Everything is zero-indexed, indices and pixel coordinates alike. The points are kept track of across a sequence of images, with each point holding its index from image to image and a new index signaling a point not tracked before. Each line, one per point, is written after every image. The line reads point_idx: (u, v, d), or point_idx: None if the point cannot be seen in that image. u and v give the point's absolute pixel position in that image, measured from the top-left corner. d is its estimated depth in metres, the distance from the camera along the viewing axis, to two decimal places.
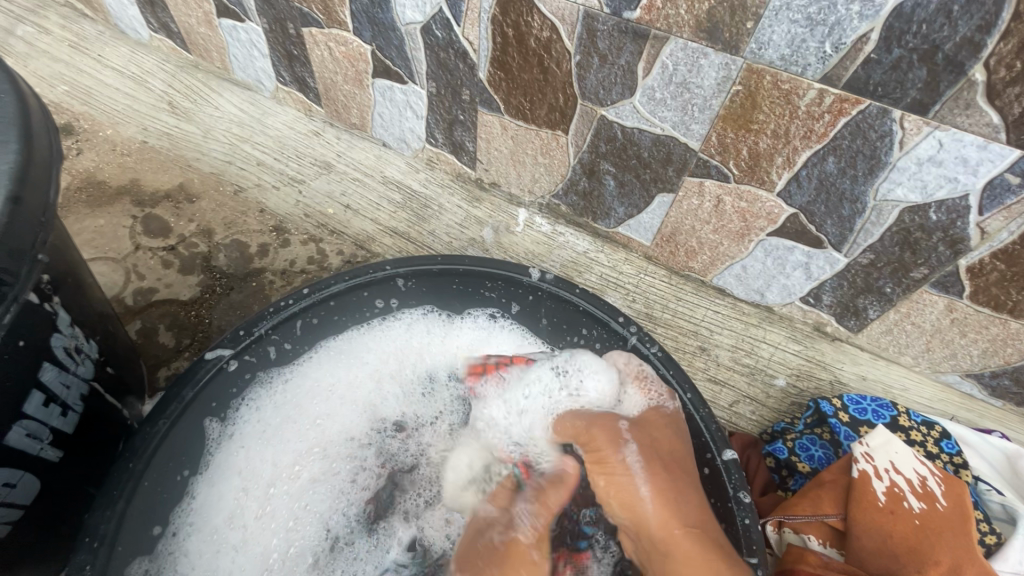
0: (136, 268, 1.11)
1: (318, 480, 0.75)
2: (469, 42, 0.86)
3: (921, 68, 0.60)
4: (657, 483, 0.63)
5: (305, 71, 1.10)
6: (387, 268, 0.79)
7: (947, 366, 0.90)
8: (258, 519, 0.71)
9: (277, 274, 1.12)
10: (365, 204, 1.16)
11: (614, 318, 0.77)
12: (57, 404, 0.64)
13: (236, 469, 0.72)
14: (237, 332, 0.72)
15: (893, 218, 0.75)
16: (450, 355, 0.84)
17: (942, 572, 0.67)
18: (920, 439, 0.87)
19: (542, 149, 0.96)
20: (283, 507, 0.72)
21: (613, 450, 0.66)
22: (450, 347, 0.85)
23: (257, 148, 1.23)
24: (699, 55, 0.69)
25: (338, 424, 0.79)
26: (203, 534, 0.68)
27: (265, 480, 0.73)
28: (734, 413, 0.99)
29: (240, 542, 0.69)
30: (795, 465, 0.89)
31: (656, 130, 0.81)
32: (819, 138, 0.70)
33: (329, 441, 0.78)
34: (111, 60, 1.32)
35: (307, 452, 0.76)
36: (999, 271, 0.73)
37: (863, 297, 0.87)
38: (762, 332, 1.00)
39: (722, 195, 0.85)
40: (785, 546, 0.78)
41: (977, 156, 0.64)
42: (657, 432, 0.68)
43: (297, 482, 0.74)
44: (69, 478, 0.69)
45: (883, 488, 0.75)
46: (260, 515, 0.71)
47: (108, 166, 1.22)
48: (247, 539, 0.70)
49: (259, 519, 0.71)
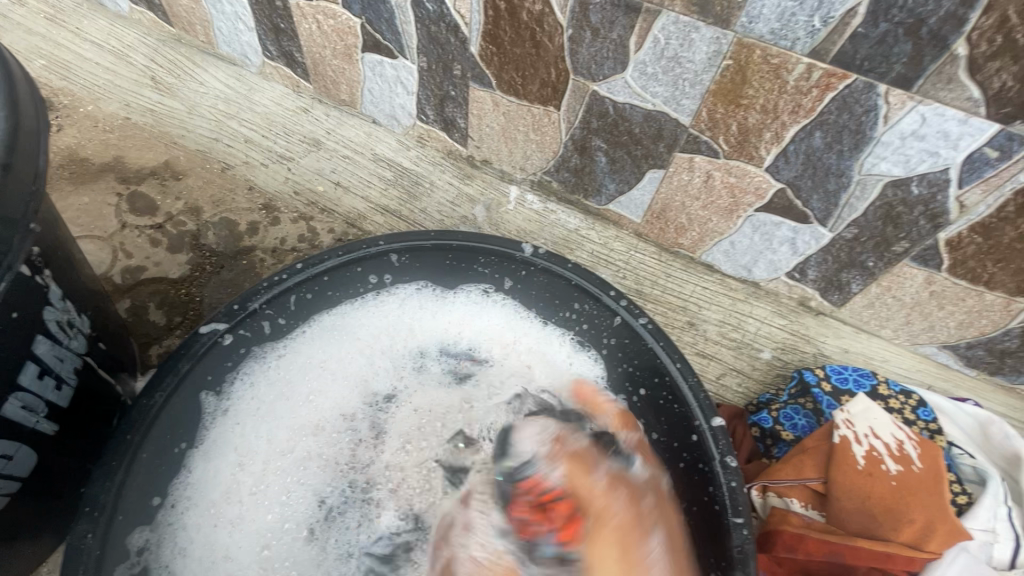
0: (123, 246, 1.09)
1: (310, 457, 0.75)
2: (461, 15, 0.85)
3: (907, 42, 0.61)
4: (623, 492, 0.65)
5: (292, 45, 1.08)
6: (380, 244, 0.79)
7: (925, 338, 0.93)
8: (252, 496, 0.71)
9: (267, 252, 1.13)
10: (356, 181, 1.17)
11: (605, 292, 0.78)
12: (51, 377, 0.64)
13: (234, 443, 0.73)
14: (231, 307, 0.72)
15: (877, 192, 0.77)
16: (438, 329, 0.86)
17: (915, 530, 0.72)
18: (898, 407, 0.91)
19: (534, 125, 0.96)
20: (276, 488, 0.72)
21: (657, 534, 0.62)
22: (444, 321, 0.86)
23: (243, 125, 1.20)
24: (691, 29, 0.70)
25: (330, 401, 0.79)
26: (201, 508, 0.69)
27: (260, 457, 0.74)
28: (721, 386, 1.06)
29: (236, 518, 0.70)
30: (779, 433, 0.94)
31: (648, 105, 0.82)
32: (807, 113, 0.72)
33: (323, 418, 0.78)
34: (90, 33, 1.23)
35: (301, 428, 0.76)
36: (976, 244, 0.76)
37: (846, 271, 0.90)
38: (748, 307, 1.02)
39: (711, 170, 0.86)
40: (769, 509, 0.80)
41: (958, 130, 0.65)
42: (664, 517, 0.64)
43: (290, 458, 0.74)
44: (64, 453, 0.69)
45: (862, 452, 0.78)
46: (255, 492, 0.71)
47: (91, 143, 1.21)
48: (240, 518, 0.70)
49: (254, 496, 0.71)
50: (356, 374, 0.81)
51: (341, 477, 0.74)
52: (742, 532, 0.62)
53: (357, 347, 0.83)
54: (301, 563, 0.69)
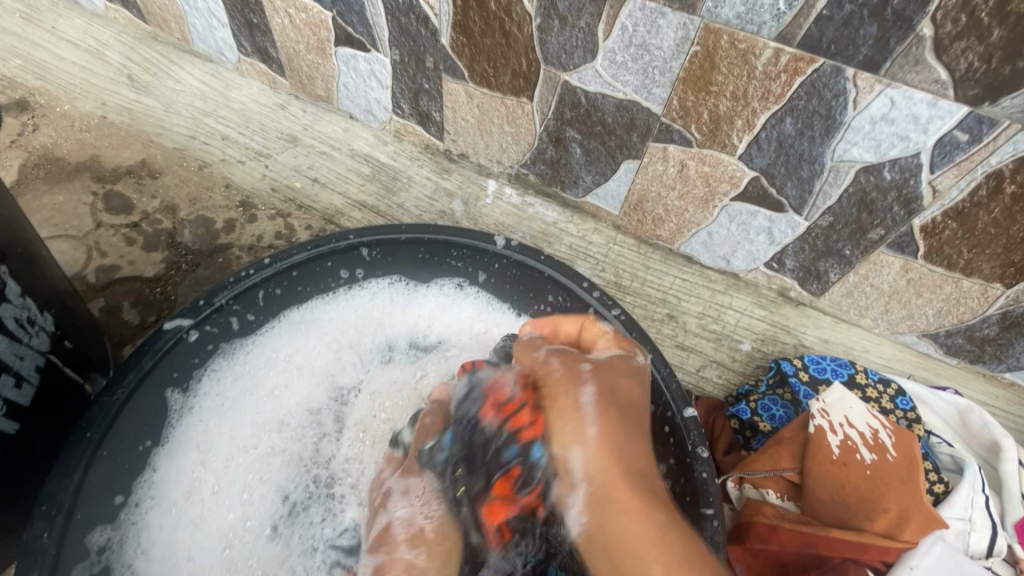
0: (98, 245, 1.08)
1: (273, 453, 0.74)
2: (430, 6, 0.84)
3: (872, 24, 0.60)
4: (607, 426, 0.55)
5: (266, 41, 1.07)
6: (350, 238, 0.78)
7: (904, 327, 0.93)
8: (213, 492, 0.71)
9: (244, 249, 1.11)
10: (333, 177, 1.15)
11: (578, 284, 0.77)
12: (9, 375, 0.63)
13: (196, 438, 0.72)
14: (197, 302, 0.71)
15: (850, 179, 0.76)
16: (406, 323, 0.85)
17: (891, 518, 0.71)
18: (875, 396, 0.90)
19: (508, 117, 0.95)
20: (239, 485, 0.72)
21: (571, 432, 0.55)
22: (414, 316, 0.85)
23: (220, 122, 1.20)
24: (657, 14, 0.69)
25: (295, 396, 0.78)
26: (163, 508, 0.68)
27: (223, 454, 0.73)
28: (701, 378, 1.00)
29: (197, 516, 0.69)
30: (757, 424, 0.92)
31: (619, 95, 0.81)
32: (776, 99, 0.71)
33: (287, 414, 0.77)
34: (66, 32, 1.26)
35: (265, 424, 0.76)
36: (952, 230, 0.75)
37: (823, 260, 0.89)
38: (728, 299, 1.01)
39: (685, 159, 0.85)
40: (744, 500, 0.79)
41: (927, 114, 0.64)
42: (617, 408, 0.56)
43: (253, 454, 0.74)
44: (26, 452, 0.68)
45: (837, 442, 0.77)
46: (218, 489, 0.71)
47: (67, 142, 1.19)
48: (202, 516, 0.69)
49: (216, 494, 0.71)
50: (322, 368, 0.81)
51: (306, 473, 0.74)
52: (712, 524, 0.62)
53: (325, 341, 0.82)
54: (264, 561, 0.68)
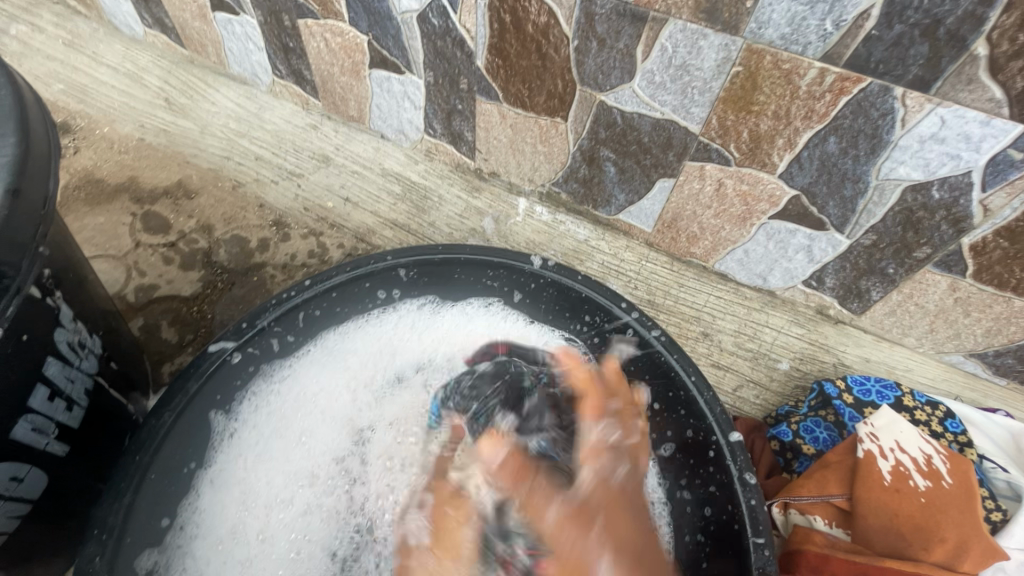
0: (137, 264, 1.11)
1: (313, 503, 0.73)
2: (466, 29, 0.85)
3: (923, 43, 0.59)
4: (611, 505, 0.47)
5: (301, 63, 1.09)
6: (388, 259, 0.78)
7: (950, 346, 0.90)
8: (259, 542, 0.70)
9: (278, 267, 1.13)
10: (365, 196, 1.17)
11: (615, 304, 0.76)
12: (62, 399, 0.64)
13: (236, 479, 0.72)
14: (240, 324, 0.72)
15: (896, 198, 0.74)
16: (416, 351, 0.84)
17: (947, 548, 0.69)
18: (924, 419, 0.88)
19: (541, 137, 0.96)
20: (282, 530, 0.71)
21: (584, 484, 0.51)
22: (426, 343, 0.84)
23: (254, 143, 1.22)
24: (698, 36, 0.69)
25: (321, 443, 0.76)
26: (209, 542, 0.68)
27: (263, 497, 0.72)
28: (738, 398, 1.01)
29: (245, 560, 0.68)
30: (800, 447, 0.90)
31: (656, 114, 0.81)
32: (820, 118, 0.70)
33: (317, 459, 0.75)
34: (106, 58, 1.29)
35: (297, 475, 0.74)
36: (1003, 249, 0.73)
37: (865, 278, 0.87)
38: (764, 317, 1.00)
39: (723, 178, 0.84)
40: (791, 527, 0.78)
41: (980, 132, 0.63)
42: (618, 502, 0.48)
43: (292, 508, 0.72)
44: (74, 474, 0.69)
45: (888, 468, 0.75)
46: (264, 537, 0.70)
47: (107, 164, 1.22)
48: (252, 564, 0.68)
49: (261, 542, 0.70)
50: (344, 409, 0.79)
51: (341, 520, 0.72)
52: (762, 552, 0.60)
53: (339, 378, 0.80)
54: None
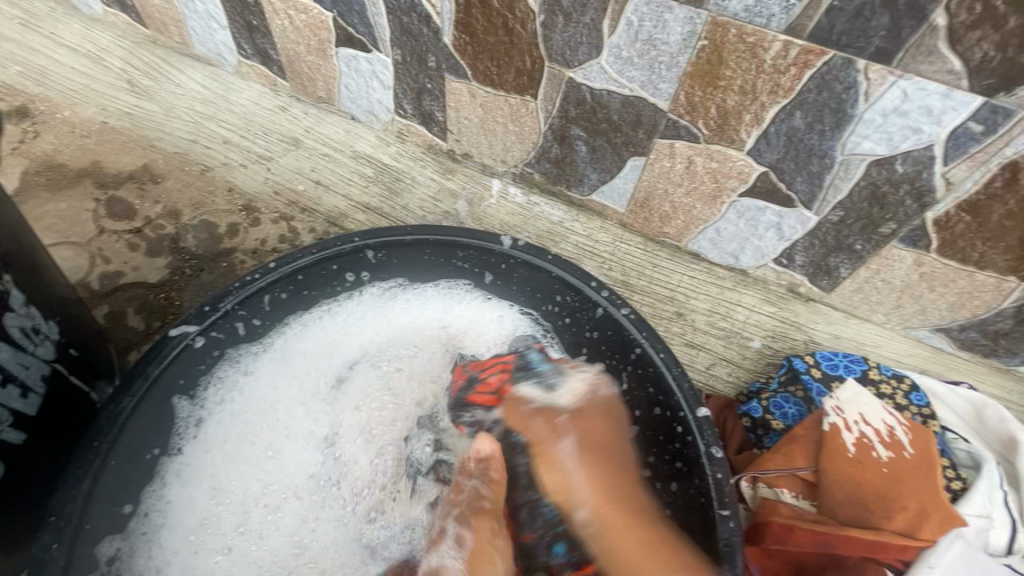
0: (101, 251, 1.08)
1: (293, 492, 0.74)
2: (432, 5, 0.83)
3: (884, 14, 0.59)
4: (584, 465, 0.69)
5: (266, 42, 1.06)
6: (356, 240, 0.76)
7: (916, 321, 0.92)
8: (240, 534, 0.70)
9: (248, 253, 1.11)
10: (336, 179, 1.14)
11: (586, 283, 0.75)
12: (15, 385, 0.63)
13: (208, 475, 0.72)
14: (202, 307, 0.69)
15: (861, 172, 0.75)
16: (373, 338, 0.84)
17: (908, 516, 0.71)
18: (889, 392, 0.90)
19: (512, 116, 0.94)
20: (265, 524, 0.72)
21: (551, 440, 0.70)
22: (380, 336, 0.84)
23: (222, 126, 1.19)
24: (664, 9, 0.68)
25: (290, 434, 0.77)
26: (178, 534, 0.68)
27: (235, 491, 0.72)
28: (711, 376, 1.01)
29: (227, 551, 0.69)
30: (770, 422, 0.91)
31: (625, 91, 0.80)
32: (785, 93, 0.70)
33: (289, 450, 0.76)
34: (65, 39, 1.23)
35: (269, 467, 0.74)
36: (965, 223, 0.74)
37: (834, 255, 0.88)
38: (737, 296, 1.00)
39: (693, 155, 0.84)
40: (759, 500, 0.78)
41: (940, 105, 0.63)
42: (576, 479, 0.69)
43: (272, 500, 0.73)
44: (33, 464, 0.67)
45: (852, 439, 0.77)
46: (245, 530, 0.71)
47: (68, 149, 1.18)
48: (233, 554, 0.70)
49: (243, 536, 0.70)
50: (311, 410, 0.79)
51: (322, 516, 0.74)
52: (728, 524, 0.61)
53: (299, 378, 0.79)
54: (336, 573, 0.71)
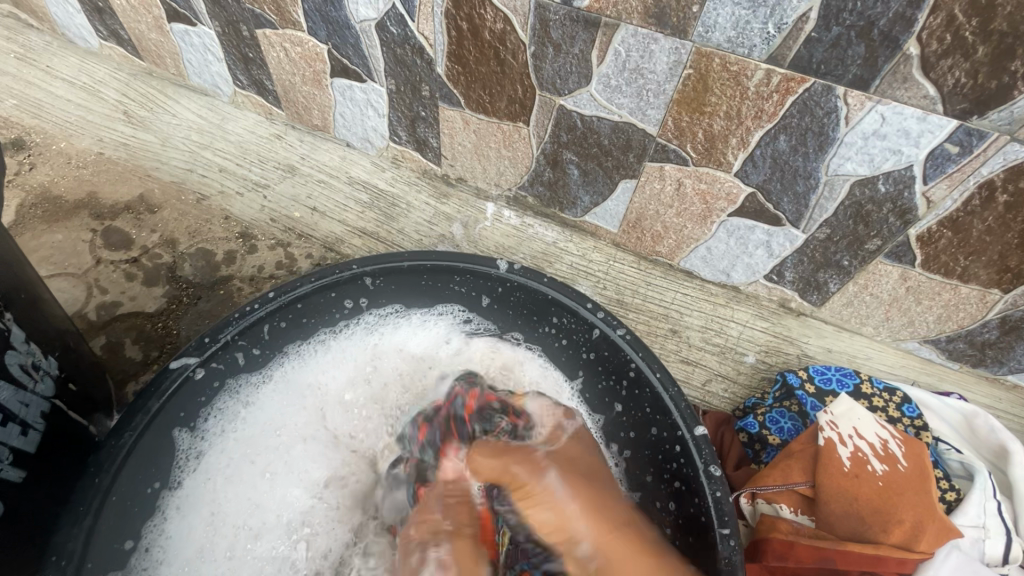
0: (98, 282, 1.08)
1: (285, 509, 0.73)
2: (425, 37, 0.86)
3: (860, 44, 0.62)
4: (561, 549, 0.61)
5: (262, 73, 1.08)
6: (354, 268, 0.78)
7: (906, 334, 0.93)
8: (227, 560, 0.69)
9: (245, 280, 1.12)
10: (332, 206, 1.16)
11: (581, 305, 0.76)
12: (16, 423, 0.62)
13: (208, 504, 0.71)
14: (202, 340, 0.70)
15: (845, 193, 0.77)
16: (364, 351, 0.85)
17: (906, 529, 0.72)
18: (882, 405, 0.92)
19: (504, 142, 0.97)
20: (249, 548, 0.70)
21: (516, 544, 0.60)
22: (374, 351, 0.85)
23: (218, 154, 1.20)
24: (649, 40, 0.71)
25: (285, 453, 0.76)
26: (175, 569, 0.66)
27: (230, 516, 0.71)
28: (707, 392, 1.04)
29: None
30: (767, 438, 0.94)
31: (614, 117, 0.83)
32: (769, 118, 0.72)
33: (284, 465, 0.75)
34: (60, 70, 1.26)
35: (262, 484, 0.74)
36: (947, 238, 0.76)
37: (822, 271, 0.90)
38: (730, 312, 1.01)
39: (682, 178, 0.86)
40: (759, 516, 0.81)
41: (917, 128, 0.66)
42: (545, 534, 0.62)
43: (263, 521, 0.72)
44: (35, 502, 0.65)
45: (847, 453, 0.78)
46: (232, 554, 0.69)
47: (64, 180, 1.19)
48: None
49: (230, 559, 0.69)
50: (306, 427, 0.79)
51: (302, 539, 0.71)
52: (729, 543, 0.60)
53: (304, 404, 0.80)
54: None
